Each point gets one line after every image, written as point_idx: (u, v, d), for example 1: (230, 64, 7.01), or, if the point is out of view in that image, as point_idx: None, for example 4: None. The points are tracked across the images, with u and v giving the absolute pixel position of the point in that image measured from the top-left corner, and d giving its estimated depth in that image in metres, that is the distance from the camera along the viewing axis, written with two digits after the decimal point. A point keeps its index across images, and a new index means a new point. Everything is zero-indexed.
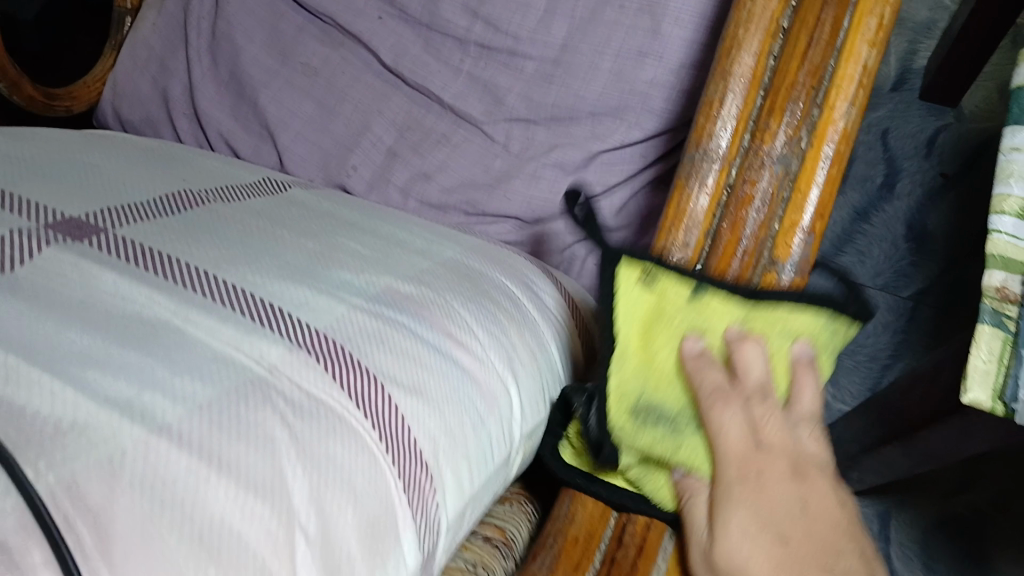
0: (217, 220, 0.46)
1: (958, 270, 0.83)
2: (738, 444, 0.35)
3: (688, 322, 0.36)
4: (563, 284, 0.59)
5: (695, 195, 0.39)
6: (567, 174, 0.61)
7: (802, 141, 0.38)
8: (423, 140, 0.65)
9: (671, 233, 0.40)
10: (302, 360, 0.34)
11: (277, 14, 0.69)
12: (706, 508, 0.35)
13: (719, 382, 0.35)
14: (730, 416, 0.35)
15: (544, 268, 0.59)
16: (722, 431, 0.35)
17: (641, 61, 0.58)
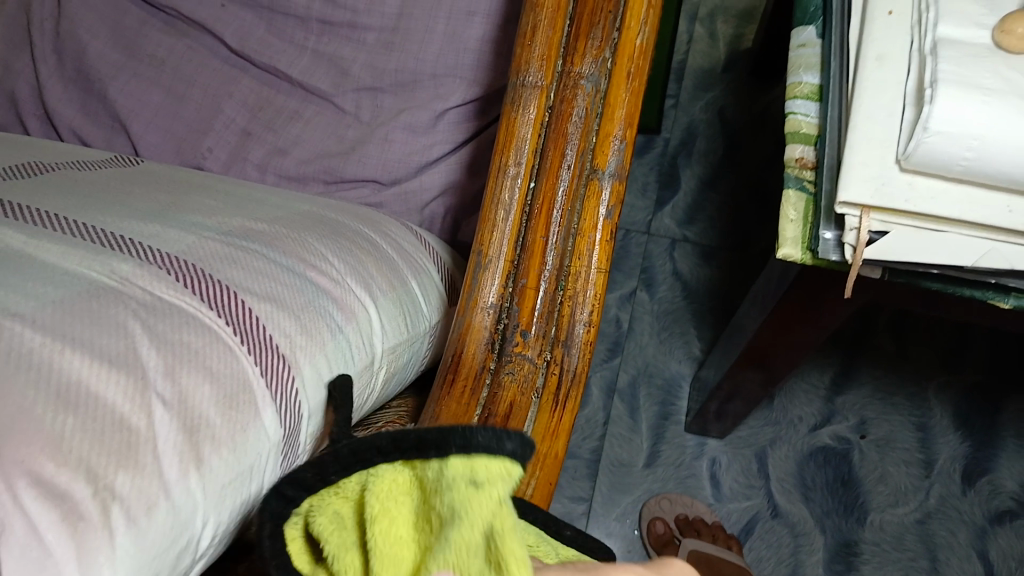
0: (68, 180, 0.47)
1: (741, 236, 1.11)
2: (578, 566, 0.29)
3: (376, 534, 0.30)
4: (431, 245, 0.61)
5: (523, 114, 0.48)
6: (417, 135, 0.64)
7: (606, 60, 0.47)
8: (276, 117, 0.67)
9: (510, 146, 0.48)
10: (154, 274, 0.36)
11: (122, 12, 0.71)
12: None
13: None
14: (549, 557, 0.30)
15: (413, 230, 0.61)
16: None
17: (470, 21, 0.63)
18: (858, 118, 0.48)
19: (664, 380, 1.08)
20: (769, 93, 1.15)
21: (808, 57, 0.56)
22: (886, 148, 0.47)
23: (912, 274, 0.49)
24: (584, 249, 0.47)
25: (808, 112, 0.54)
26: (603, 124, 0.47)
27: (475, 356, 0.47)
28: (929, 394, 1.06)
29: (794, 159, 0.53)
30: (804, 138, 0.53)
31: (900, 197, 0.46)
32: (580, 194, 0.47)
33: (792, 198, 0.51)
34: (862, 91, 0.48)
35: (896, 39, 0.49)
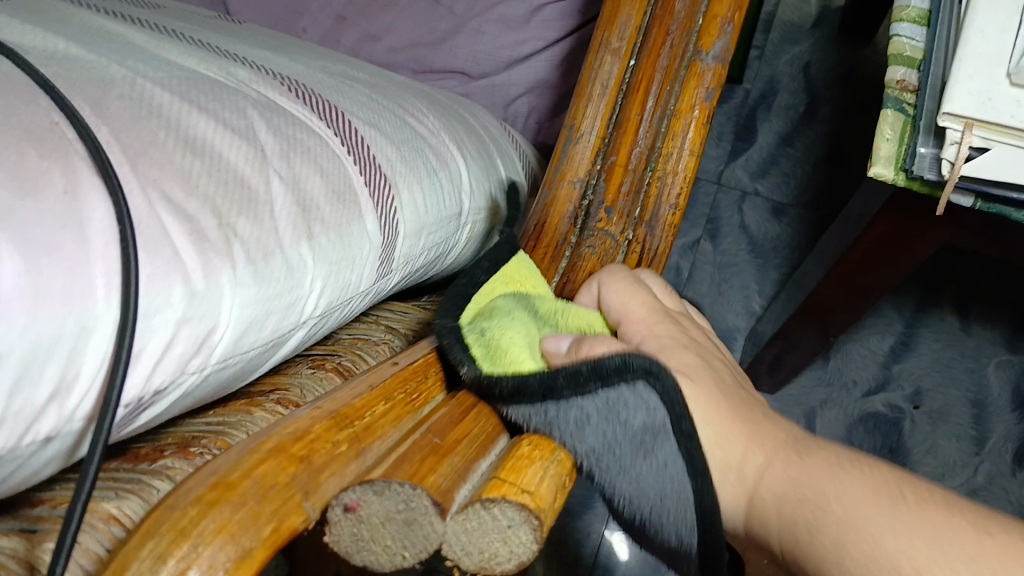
0: (181, 15, 0.48)
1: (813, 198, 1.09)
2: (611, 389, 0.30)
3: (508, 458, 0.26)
4: (517, 139, 0.61)
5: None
6: (510, 30, 0.65)
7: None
8: (371, 4, 0.68)
9: (613, 22, 0.48)
10: (269, 82, 0.37)
11: None
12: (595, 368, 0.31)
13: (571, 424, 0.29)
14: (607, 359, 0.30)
15: (502, 123, 0.62)
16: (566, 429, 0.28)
17: None
18: (969, 32, 0.47)
19: (720, 330, 1.08)
20: (860, 52, 1.10)
21: None
22: (995, 62, 0.46)
23: (1004, 202, 0.47)
24: (677, 132, 0.46)
25: (913, 38, 0.53)
26: (710, 7, 0.47)
27: (557, 228, 0.48)
28: (991, 371, 1.03)
29: (895, 80, 0.52)
30: (909, 62, 0.53)
31: (1008, 112, 0.44)
32: (680, 75, 0.47)
33: (889, 117, 0.51)
34: (976, 6, 0.47)
35: None
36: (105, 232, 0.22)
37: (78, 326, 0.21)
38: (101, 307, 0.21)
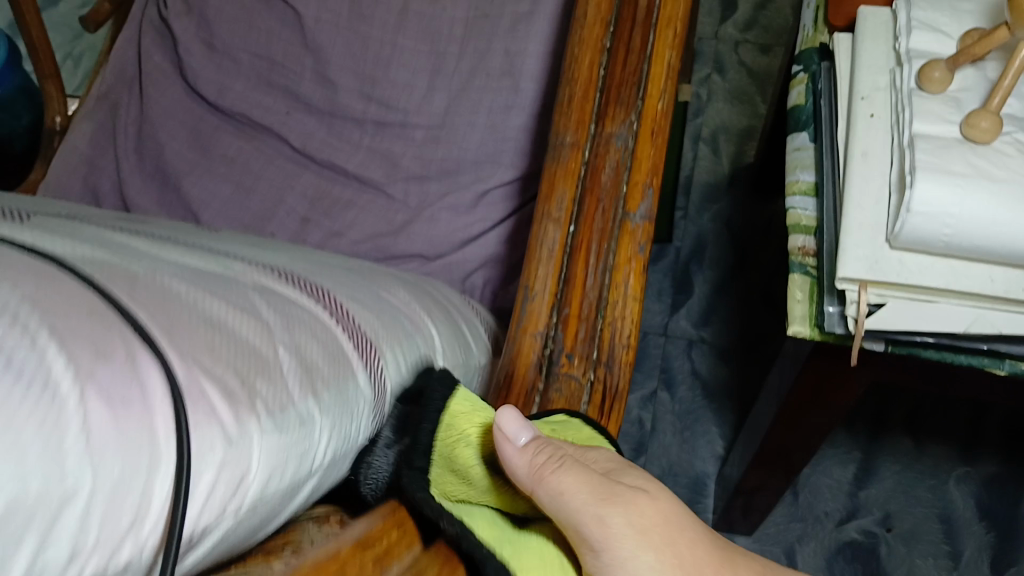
0: (162, 227, 0.53)
1: (753, 343, 1.16)
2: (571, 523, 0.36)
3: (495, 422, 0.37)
4: (479, 311, 0.67)
5: (566, 171, 0.55)
6: (461, 214, 0.72)
7: (632, 121, 0.55)
8: (333, 205, 0.75)
9: (551, 200, 0.55)
10: (261, 271, 0.42)
11: (196, 117, 0.78)
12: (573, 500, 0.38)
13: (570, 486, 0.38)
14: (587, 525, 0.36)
15: (465, 299, 0.67)
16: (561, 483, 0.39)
17: (508, 113, 0.71)
18: (850, 206, 0.56)
19: (689, 479, 1.10)
20: (769, 207, 1.23)
21: (804, 157, 0.64)
22: (873, 229, 0.55)
23: (911, 345, 0.55)
24: (619, 281, 0.53)
25: (803, 206, 0.62)
26: (630, 177, 0.55)
27: (524, 376, 0.52)
28: (951, 487, 1.07)
29: (797, 247, 0.61)
30: (806, 228, 0.61)
31: (892, 272, 0.54)
32: (614, 234, 0.54)
33: (797, 280, 0.59)
34: (852, 181, 0.56)
35: (878, 139, 0.58)
36: (159, 395, 0.27)
37: (148, 467, 0.26)
38: (163, 454, 0.26)
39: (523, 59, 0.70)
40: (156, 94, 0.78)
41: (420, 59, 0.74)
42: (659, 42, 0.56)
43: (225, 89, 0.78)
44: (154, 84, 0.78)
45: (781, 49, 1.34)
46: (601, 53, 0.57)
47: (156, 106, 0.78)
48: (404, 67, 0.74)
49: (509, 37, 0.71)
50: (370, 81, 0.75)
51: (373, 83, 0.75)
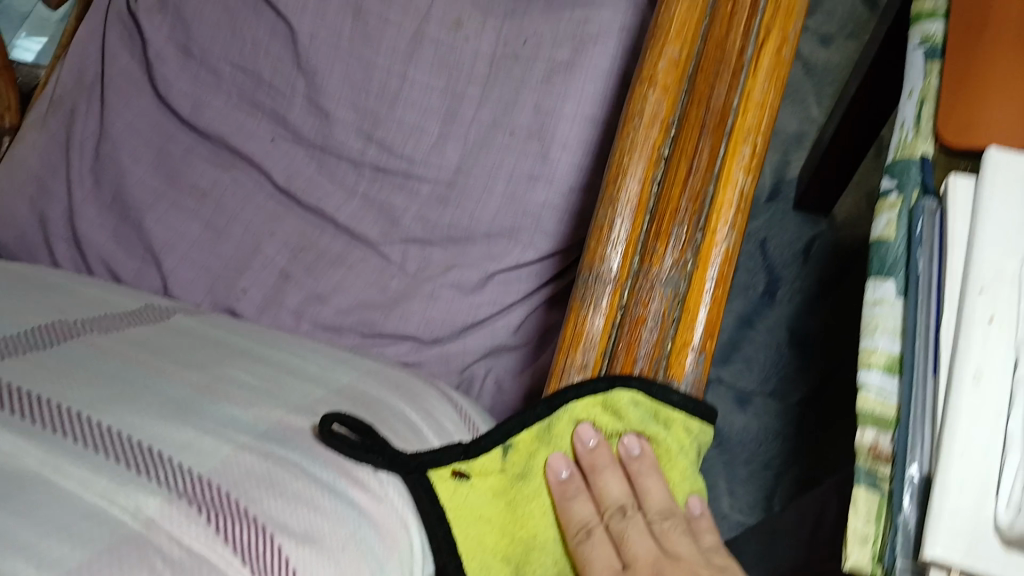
0: (92, 355, 0.43)
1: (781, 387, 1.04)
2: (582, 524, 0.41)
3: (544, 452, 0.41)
4: (475, 423, 0.55)
5: (588, 324, 0.39)
6: (465, 295, 0.61)
7: (682, 263, 0.39)
8: (316, 261, 0.64)
9: (567, 363, 0.40)
10: (183, 514, 0.34)
11: (167, 137, 0.67)
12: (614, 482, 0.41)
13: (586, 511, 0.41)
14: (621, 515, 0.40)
15: (457, 405, 0.56)
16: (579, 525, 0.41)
17: (533, 185, 0.59)
18: (952, 450, 0.39)
19: None
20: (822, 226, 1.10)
21: (886, 319, 0.46)
22: (981, 489, 0.38)
23: None
24: None
25: (884, 389, 0.44)
26: (680, 330, 0.38)
27: None
28: None
29: (865, 444, 0.44)
30: (882, 420, 0.44)
31: (998, 559, 0.37)
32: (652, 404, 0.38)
33: (862, 494, 0.42)
34: (956, 417, 0.40)
35: (996, 358, 0.41)
36: None
37: None
38: None
39: (557, 122, 0.58)
40: (121, 105, 0.67)
41: (434, 100, 0.62)
42: (722, 161, 0.39)
43: (202, 107, 0.66)
44: (121, 93, 0.67)
45: (844, 42, 1.17)
46: (659, 145, 0.40)
47: (120, 121, 0.66)
48: (414, 105, 0.63)
49: (542, 89, 0.59)
50: (372, 119, 0.63)
51: (375, 121, 0.63)
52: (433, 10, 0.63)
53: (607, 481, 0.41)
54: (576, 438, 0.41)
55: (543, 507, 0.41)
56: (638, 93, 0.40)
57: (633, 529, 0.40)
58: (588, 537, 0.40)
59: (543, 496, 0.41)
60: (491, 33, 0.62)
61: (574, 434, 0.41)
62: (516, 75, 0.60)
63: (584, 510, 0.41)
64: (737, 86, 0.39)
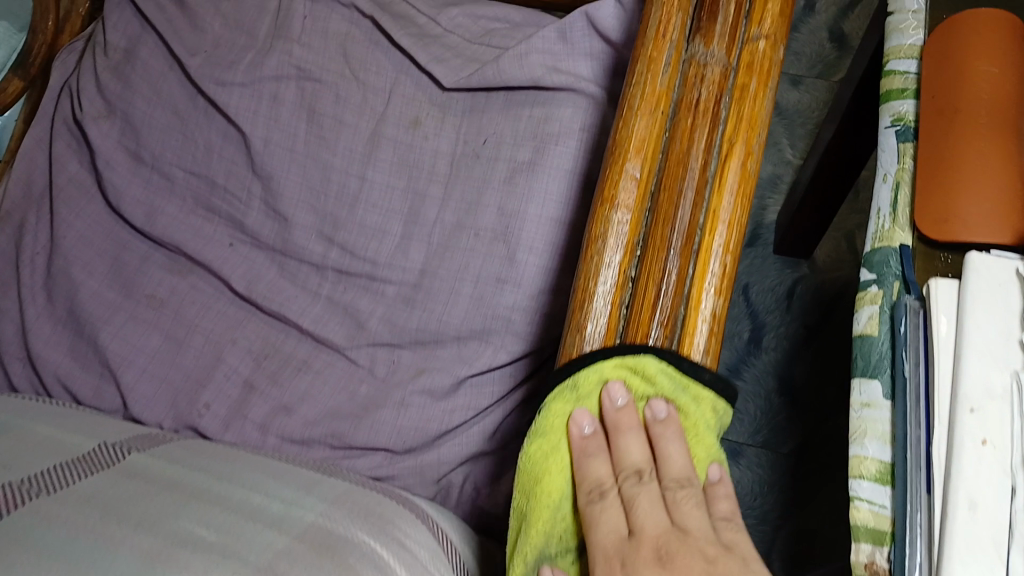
0: (39, 526, 0.41)
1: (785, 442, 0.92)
2: (607, 536, 0.31)
3: (571, 401, 0.32)
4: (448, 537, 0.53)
5: (587, 310, 0.31)
6: (437, 400, 0.59)
7: (682, 288, 0.31)
8: (281, 369, 0.61)
9: (577, 348, 0.32)
10: None
11: (121, 246, 0.65)
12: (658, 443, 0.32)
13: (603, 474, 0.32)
14: (648, 496, 0.32)
15: (431, 518, 0.53)
16: (593, 483, 0.32)
17: (501, 288, 0.57)
18: None
19: None
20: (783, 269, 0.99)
21: (874, 423, 0.40)
22: None
23: None
24: None
25: (877, 502, 0.39)
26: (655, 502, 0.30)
27: None
28: None
29: (861, 562, 0.38)
30: (877, 536, 0.38)
31: None
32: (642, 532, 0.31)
33: None
34: (949, 554, 0.35)
35: (992, 480, 0.36)
36: None
37: None
38: None
39: (521, 222, 0.57)
40: (73, 216, 0.65)
41: (396, 201, 0.61)
42: (736, 122, 0.31)
43: (156, 214, 0.64)
44: (72, 204, 0.65)
45: (813, 81, 1.11)
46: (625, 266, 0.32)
47: (72, 233, 0.64)
48: (375, 207, 0.61)
49: (503, 190, 0.58)
50: (332, 221, 0.61)
51: (335, 224, 0.61)
52: (389, 110, 0.61)
53: (619, 456, 0.32)
54: (572, 426, 0.32)
55: (560, 465, 0.32)
56: (640, 54, 0.33)
57: (646, 497, 0.31)
58: (601, 499, 0.31)
59: (547, 468, 0.32)
60: (450, 130, 0.60)
61: (572, 414, 0.32)
62: (478, 175, 0.59)
63: (593, 482, 0.32)
64: (701, 203, 0.31)
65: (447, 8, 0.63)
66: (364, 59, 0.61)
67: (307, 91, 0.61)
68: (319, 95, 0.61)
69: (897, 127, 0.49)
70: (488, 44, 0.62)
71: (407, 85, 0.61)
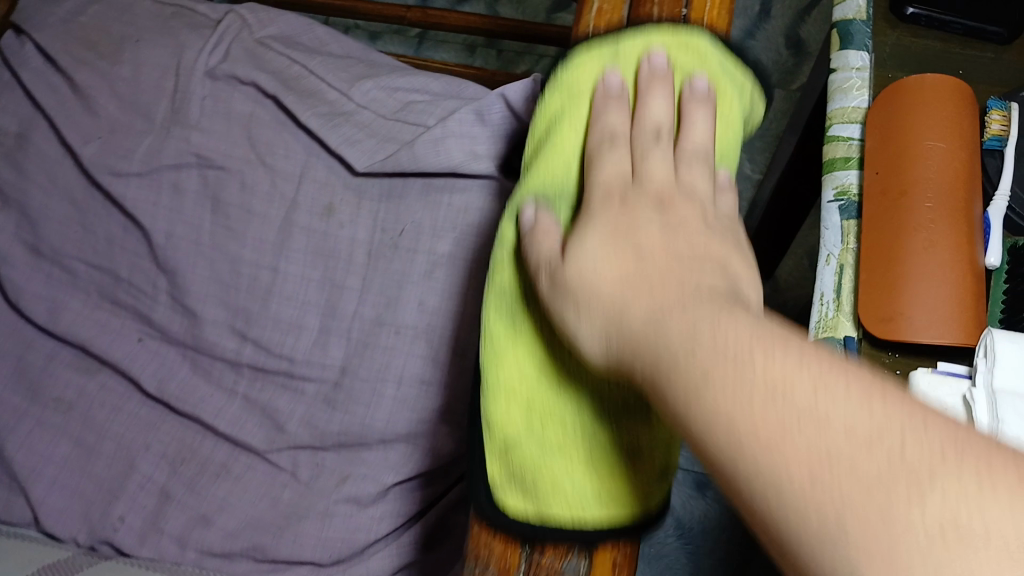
0: None
1: None
2: (615, 173, 0.31)
3: (602, 56, 0.31)
4: None
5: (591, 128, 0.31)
6: (363, 508, 0.54)
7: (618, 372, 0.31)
8: (198, 475, 0.57)
9: (588, 25, 0.31)
10: None
11: (28, 346, 0.62)
12: (688, 113, 0.31)
13: (615, 173, 0.30)
14: (661, 152, 0.32)
15: None
16: (607, 128, 0.31)
17: (423, 389, 0.53)
18: None
19: None
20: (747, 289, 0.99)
21: None
22: None
23: None
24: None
25: None
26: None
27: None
28: None
29: None
30: None
31: None
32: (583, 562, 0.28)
33: None
34: None
35: None
36: None
37: None
38: None
39: (439, 320, 0.53)
40: None
41: (311, 293, 0.57)
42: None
43: (59, 311, 0.60)
44: None
45: (772, 90, 1.05)
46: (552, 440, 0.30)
47: None
48: (290, 300, 0.57)
49: (423, 285, 0.54)
50: (244, 316, 0.57)
51: (247, 318, 0.57)
52: (300, 195, 0.57)
53: (640, 114, 0.32)
54: (600, 84, 0.31)
55: (570, 151, 0.31)
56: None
57: (660, 154, 0.32)
58: (613, 143, 0.31)
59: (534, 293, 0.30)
60: (367, 214, 0.56)
61: (599, 80, 0.31)
62: (398, 267, 0.55)
63: (605, 131, 0.31)
64: None
65: (359, 81, 0.59)
66: (271, 142, 0.57)
67: (209, 180, 0.57)
68: (222, 183, 0.57)
69: (841, 202, 0.48)
70: (403, 120, 0.58)
71: (318, 168, 0.57)
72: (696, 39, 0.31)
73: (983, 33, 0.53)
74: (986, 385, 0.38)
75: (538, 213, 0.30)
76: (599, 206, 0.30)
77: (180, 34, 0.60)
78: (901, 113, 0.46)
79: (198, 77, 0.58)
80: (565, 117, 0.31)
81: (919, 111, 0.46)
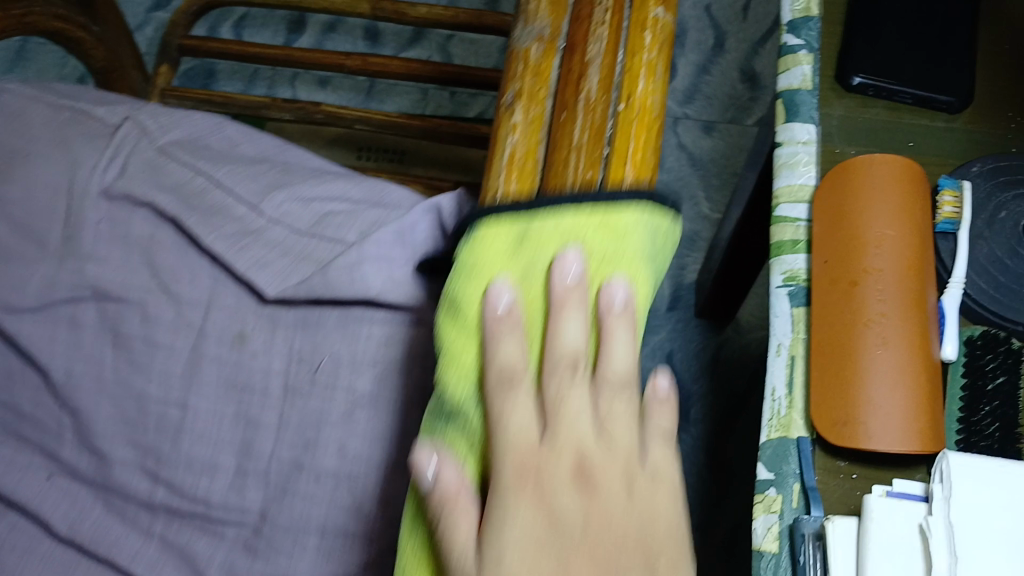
0: None
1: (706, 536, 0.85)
2: (520, 435, 0.32)
3: (506, 267, 0.32)
4: None
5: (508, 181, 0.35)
6: None
7: None
8: None
9: (497, 190, 0.35)
10: None
11: None
12: (602, 356, 0.33)
13: (524, 442, 0.32)
14: (577, 391, 0.33)
15: None
16: (503, 369, 0.32)
17: (348, 542, 0.49)
18: None
19: None
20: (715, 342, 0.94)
21: None
22: None
23: None
24: None
25: None
26: None
27: None
28: None
29: None
30: None
31: None
32: None
33: None
34: None
35: None
36: None
37: None
38: None
39: (362, 467, 0.49)
40: None
41: (226, 429, 0.52)
42: (641, 21, 0.36)
43: None
44: None
45: (727, 128, 1.01)
46: None
47: None
48: (202, 438, 0.52)
49: (343, 427, 0.49)
50: (154, 456, 0.53)
51: (158, 459, 0.52)
52: (208, 324, 0.53)
53: (551, 335, 0.32)
54: (487, 299, 0.32)
55: (467, 379, 0.32)
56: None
57: (576, 395, 0.33)
58: (513, 389, 0.32)
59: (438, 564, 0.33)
60: (281, 343, 0.52)
61: (555, 259, 0.32)
62: (317, 405, 0.50)
63: (558, 307, 0.32)
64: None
65: (272, 192, 0.54)
66: (174, 268, 0.53)
67: (108, 311, 0.53)
68: (122, 316, 0.53)
69: (791, 287, 0.48)
70: (320, 234, 0.52)
71: (226, 294, 0.53)
72: (657, 220, 0.31)
73: (934, 103, 0.52)
74: (943, 516, 0.38)
75: (503, 341, 0.31)
76: (513, 487, 0.32)
77: (72, 146, 0.55)
78: (851, 199, 0.46)
79: (93, 197, 0.54)
80: (471, 287, 0.32)
81: (871, 196, 0.46)
